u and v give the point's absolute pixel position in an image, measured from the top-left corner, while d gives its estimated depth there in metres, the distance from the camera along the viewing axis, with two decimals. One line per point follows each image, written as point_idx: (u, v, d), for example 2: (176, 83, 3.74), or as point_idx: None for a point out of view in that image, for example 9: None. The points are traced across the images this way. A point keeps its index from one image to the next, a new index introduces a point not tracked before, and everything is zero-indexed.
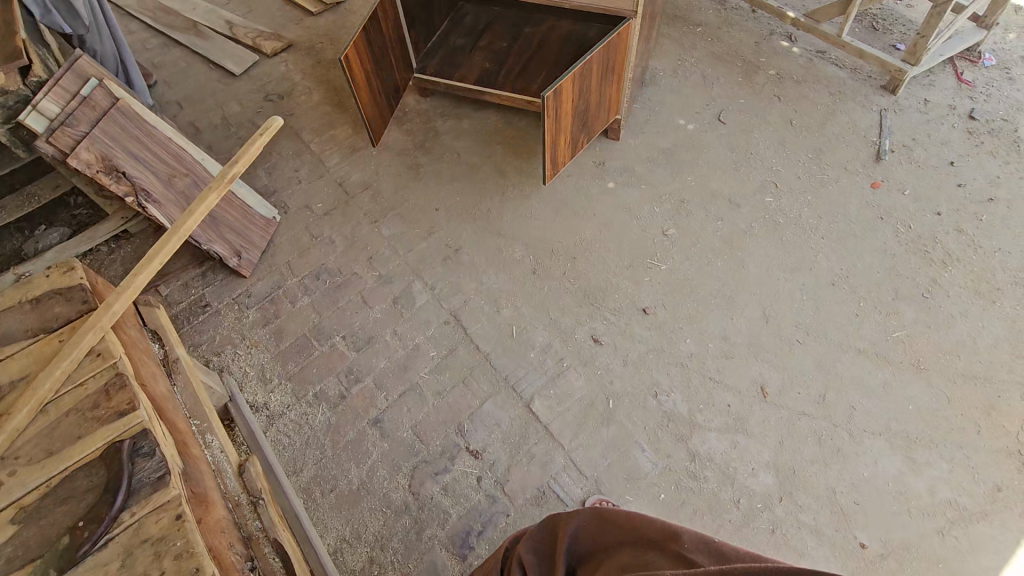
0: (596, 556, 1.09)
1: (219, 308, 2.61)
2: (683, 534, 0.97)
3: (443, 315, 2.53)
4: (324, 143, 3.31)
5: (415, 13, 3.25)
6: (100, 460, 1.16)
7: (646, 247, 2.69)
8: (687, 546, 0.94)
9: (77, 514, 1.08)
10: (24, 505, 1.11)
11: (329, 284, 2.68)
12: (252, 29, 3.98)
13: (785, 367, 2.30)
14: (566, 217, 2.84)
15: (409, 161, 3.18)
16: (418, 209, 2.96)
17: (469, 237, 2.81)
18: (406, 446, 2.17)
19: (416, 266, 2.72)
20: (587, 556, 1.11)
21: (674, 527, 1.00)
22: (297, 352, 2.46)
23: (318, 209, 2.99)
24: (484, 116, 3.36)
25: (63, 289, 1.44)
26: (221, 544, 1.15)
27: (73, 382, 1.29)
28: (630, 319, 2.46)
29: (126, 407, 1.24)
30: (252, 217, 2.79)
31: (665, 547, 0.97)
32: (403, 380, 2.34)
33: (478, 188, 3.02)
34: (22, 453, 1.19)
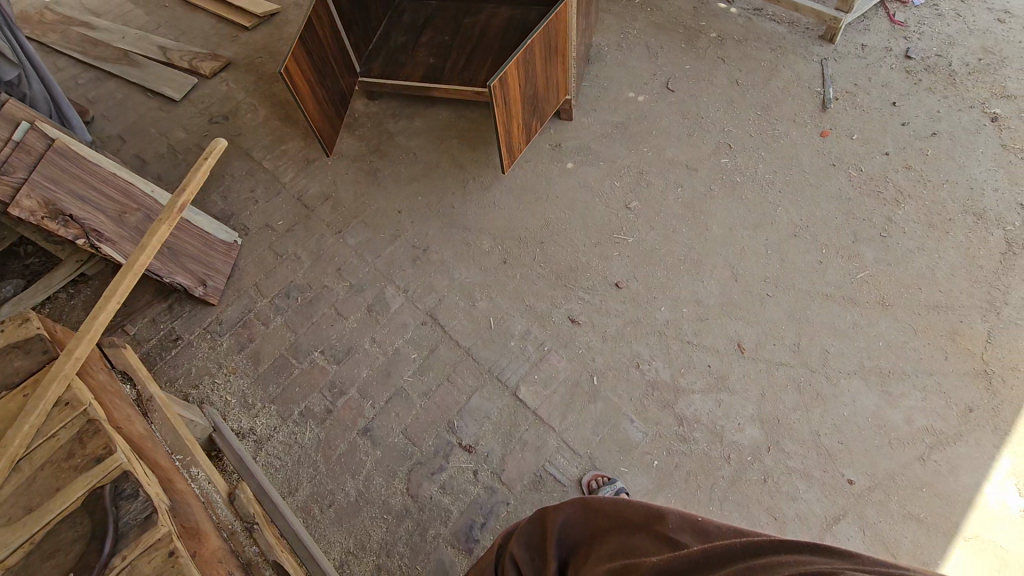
0: (584, 544, 1.13)
1: (190, 339, 2.56)
2: (667, 515, 1.04)
3: (420, 316, 2.52)
4: (277, 159, 3.25)
5: (351, 16, 3.20)
6: (83, 509, 1.13)
7: (611, 222, 2.72)
8: (673, 526, 1.02)
9: (65, 566, 1.06)
10: (9, 566, 1.08)
11: (301, 300, 2.65)
12: (187, 52, 3.87)
13: (758, 321, 2.35)
14: (529, 203, 2.84)
15: (366, 167, 3.15)
16: (380, 214, 2.93)
17: (435, 235, 2.80)
18: (399, 451, 2.17)
19: (386, 271, 2.70)
20: (576, 545, 1.14)
21: (657, 510, 1.07)
22: (277, 373, 2.43)
23: (280, 226, 2.94)
24: (435, 112, 3.33)
25: (20, 342, 1.40)
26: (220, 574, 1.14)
27: (44, 435, 1.26)
28: (605, 295, 2.49)
29: (103, 451, 1.22)
30: (212, 243, 2.73)
31: (650, 528, 1.03)
32: (387, 386, 2.34)
33: (439, 185, 3.01)
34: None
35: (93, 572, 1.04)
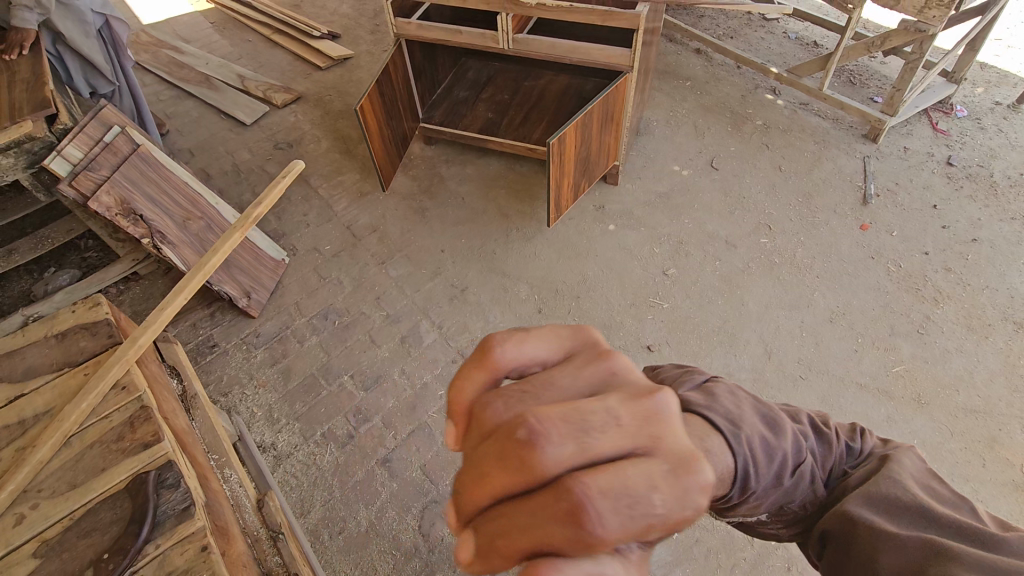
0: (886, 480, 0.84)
1: (226, 348, 2.63)
2: None
3: (451, 354, 2.56)
4: (332, 188, 3.42)
5: (421, 67, 3.43)
6: (125, 492, 1.16)
7: (648, 286, 2.77)
8: None
9: (100, 547, 1.08)
10: (46, 539, 1.10)
11: (337, 324, 2.71)
12: (263, 82, 4.16)
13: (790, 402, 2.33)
14: (570, 258, 2.92)
15: (415, 205, 3.28)
16: (424, 251, 3.03)
17: (474, 277, 2.88)
18: (416, 486, 2.15)
19: (423, 306, 2.77)
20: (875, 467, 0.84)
21: None
22: (305, 392, 2.47)
23: (327, 251, 3.06)
24: (487, 162, 3.49)
25: (89, 324, 1.47)
26: None
27: (98, 414, 1.30)
28: (636, 356, 2.50)
29: (151, 438, 1.25)
30: (263, 259, 2.85)
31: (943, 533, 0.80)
32: (412, 418, 2.34)
33: (483, 230, 3.11)
34: (45, 486, 1.18)
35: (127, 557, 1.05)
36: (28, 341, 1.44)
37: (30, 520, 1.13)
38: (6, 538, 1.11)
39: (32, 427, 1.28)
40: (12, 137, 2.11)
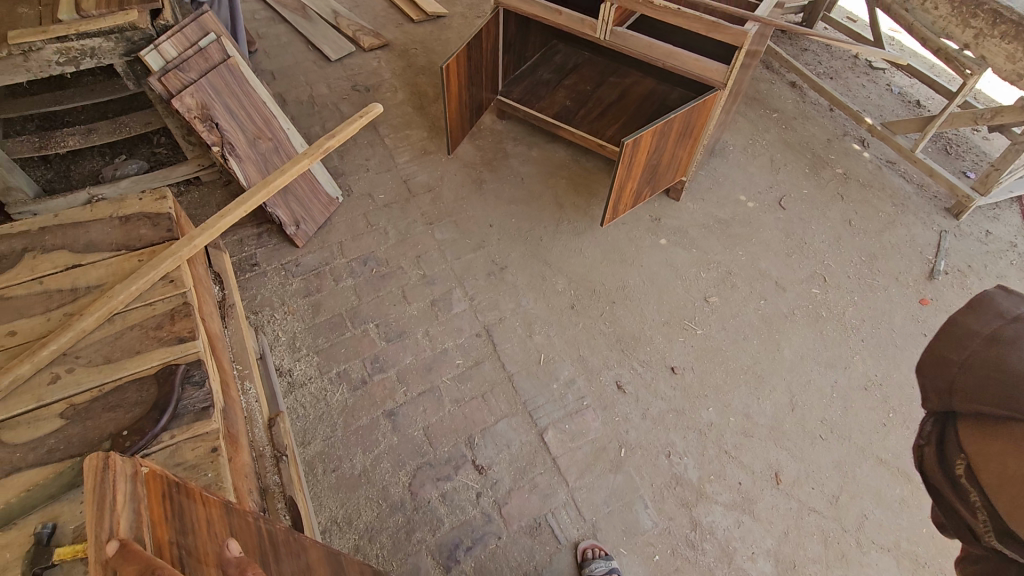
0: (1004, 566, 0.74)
1: (266, 270, 2.71)
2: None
3: (476, 327, 2.57)
4: (398, 140, 3.44)
5: (512, 40, 3.41)
6: (153, 379, 1.20)
7: (686, 308, 2.71)
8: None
9: (122, 423, 1.13)
10: (75, 403, 1.16)
11: (374, 272, 2.76)
12: (355, 23, 4.20)
13: (803, 458, 2.26)
14: (614, 262, 2.88)
15: (474, 175, 3.29)
16: (473, 221, 3.04)
17: (516, 259, 2.87)
18: (414, 444, 2.18)
19: (460, 275, 2.78)
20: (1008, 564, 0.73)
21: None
22: (330, 329, 2.52)
23: (380, 200, 3.10)
24: (553, 149, 3.46)
25: (152, 214, 1.53)
26: (244, 487, 1.18)
27: (143, 299, 1.35)
28: (658, 374, 2.46)
29: (187, 334, 1.29)
30: (318, 193, 2.91)
31: None
32: (425, 379, 2.37)
33: (534, 214, 3.10)
34: (82, 354, 1.24)
35: (144, 439, 1.10)
36: (94, 216, 1.50)
37: (64, 382, 1.19)
38: (39, 392, 1.17)
39: (82, 297, 1.34)
40: (116, 22, 2.19)
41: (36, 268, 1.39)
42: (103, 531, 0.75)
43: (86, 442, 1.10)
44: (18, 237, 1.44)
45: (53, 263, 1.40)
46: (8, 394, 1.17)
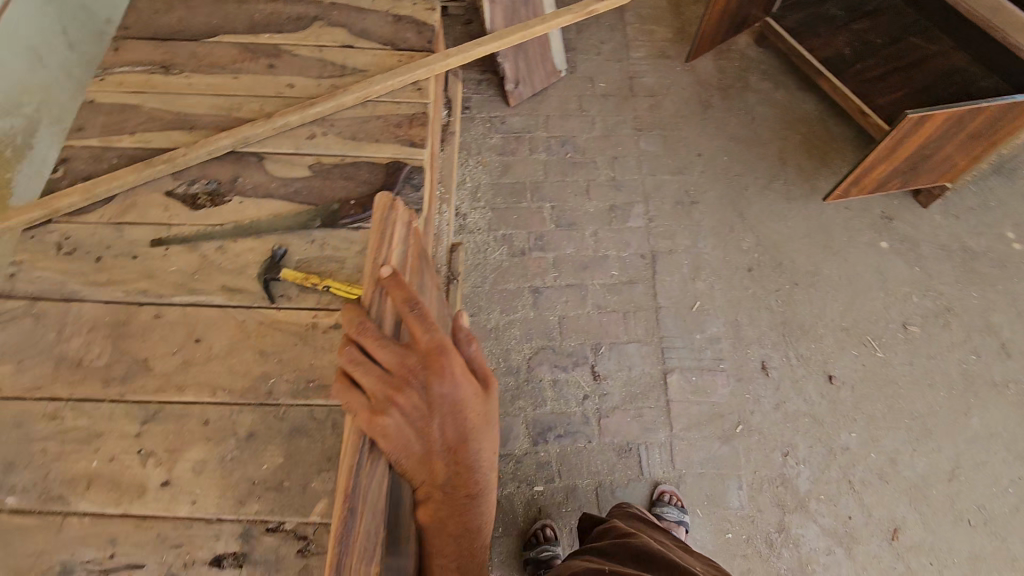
0: None
1: (475, 117, 2.82)
2: None
3: (644, 248, 2.49)
4: (641, 32, 3.21)
5: None
6: (383, 167, 1.33)
7: (876, 324, 2.37)
8: None
9: (351, 193, 1.28)
10: (321, 163, 1.33)
11: (568, 157, 2.74)
12: None
13: (934, 530, 2.00)
14: (816, 242, 2.56)
15: (704, 96, 3.01)
16: (683, 144, 2.83)
17: (711, 198, 2.67)
18: (546, 327, 2.27)
19: (649, 192, 2.66)
20: None
21: None
22: (510, 193, 2.60)
23: (600, 88, 2.99)
24: (804, 97, 3.02)
25: (420, 22, 1.61)
26: None
27: (393, 96, 1.46)
28: (811, 374, 2.23)
29: (419, 141, 1.38)
30: (547, 60, 2.87)
31: None
32: (576, 275, 2.40)
33: (751, 161, 2.80)
34: (336, 125, 1.39)
35: (365, 214, 1.24)
36: (373, 7, 1.61)
37: (318, 142, 1.36)
38: (299, 143, 1.35)
39: (348, 76, 1.48)
40: None
41: (320, 38, 1.54)
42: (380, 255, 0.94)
43: (322, 197, 1.27)
44: (313, 4, 1.59)
45: (334, 38, 1.55)
46: (277, 134, 1.36)
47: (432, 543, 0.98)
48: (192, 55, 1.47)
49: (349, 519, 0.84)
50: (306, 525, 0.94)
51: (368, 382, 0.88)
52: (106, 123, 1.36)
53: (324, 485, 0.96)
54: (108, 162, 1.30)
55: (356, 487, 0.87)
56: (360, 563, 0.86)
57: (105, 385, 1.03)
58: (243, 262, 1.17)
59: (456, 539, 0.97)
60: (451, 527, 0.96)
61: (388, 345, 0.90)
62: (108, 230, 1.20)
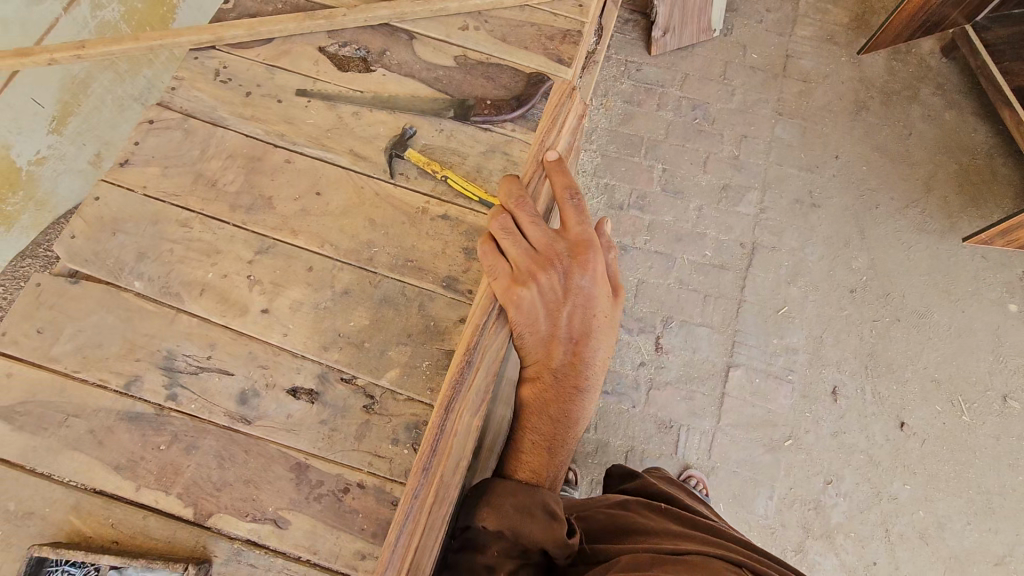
0: None
1: (612, 57, 2.70)
2: None
3: (746, 237, 2.36)
4: (815, 9, 2.91)
5: None
6: (525, 77, 1.30)
7: (973, 387, 2.17)
8: None
9: (487, 94, 1.27)
10: (466, 57, 1.32)
11: (695, 122, 2.59)
12: None
13: None
14: (936, 284, 2.34)
15: (863, 96, 2.73)
16: (822, 140, 2.61)
17: (834, 205, 2.47)
18: (623, 286, 2.23)
19: (769, 181, 2.49)
20: None
21: None
22: (625, 144, 2.51)
23: (751, 58, 2.76)
24: (977, 125, 2.68)
25: None
26: None
27: (552, 6, 1.40)
28: (881, 414, 2.11)
29: (566, 59, 1.34)
30: (704, 15, 2.66)
31: None
32: (668, 244, 2.32)
33: (891, 178, 2.55)
34: (490, 22, 1.36)
35: (497, 117, 1.23)
36: None
37: (468, 35, 1.34)
38: (450, 31, 1.34)
39: None
40: None
41: None
42: (547, 141, 1.02)
43: (459, 90, 1.27)
44: None
45: None
46: (432, 17, 1.35)
47: (525, 426, 1.04)
48: None
49: (469, 367, 0.90)
50: (375, 386, 1.00)
51: (515, 252, 0.95)
52: None
53: (399, 357, 1.02)
54: (273, 5, 1.34)
55: (482, 343, 0.93)
56: (468, 414, 0.91)
57: (232, 209, 1.11)
58: (373, 132, 1.20)
59: (551, 425, 1.02)
60: (551, 412, 1.01)
61: (540, 225, 0.97)
62: (261, 70, 1.25)
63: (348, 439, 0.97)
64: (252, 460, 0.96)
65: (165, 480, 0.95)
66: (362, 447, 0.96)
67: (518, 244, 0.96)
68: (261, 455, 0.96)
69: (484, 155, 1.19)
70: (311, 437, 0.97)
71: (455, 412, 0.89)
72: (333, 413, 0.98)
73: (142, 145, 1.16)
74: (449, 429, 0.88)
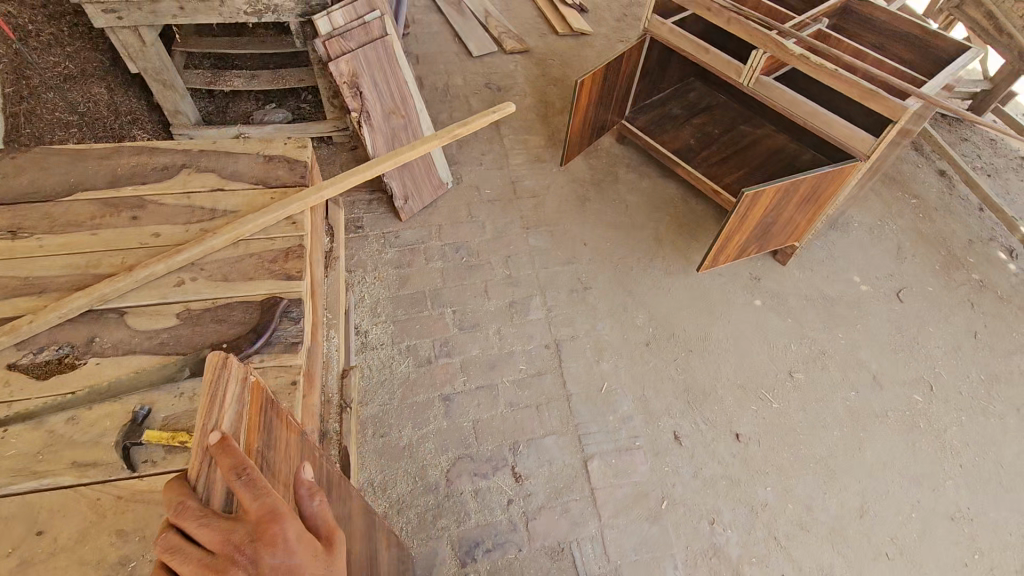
0: None
1: (368, 234, 2.89)
2: None
3: (547, 338, 2.57)
4: (516, 142, 3.53)
5: (649, 70, 3.40)
6: (258, 306, 1.31)
7: (766, 377, 2.54)
8: None
9: (222, 336, 1.24)
10: (189, 309, 1.29)
11: (463, 261, 2.84)
12: (503, 25, 4.37)
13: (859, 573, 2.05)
14: (701, 310, 2.77)
15: (580, 191, 3.30)
16: (568, 235, 3.05)
17: (601, 281, 2.85)
18: (461, 433, 2.22)
19: (544, 284, 2.79)
20: None
21: None
22: (410, 303, 2.63)
23: (485, 194, 3.19)
24: (666, 183, 3.40)
25: (291, 160, 1.68)
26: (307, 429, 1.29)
27: (266, 233, 1.47)
28: (718, 436, 2.32)
29: (294, 274, 1.39)
30: (432, 175, 3.04)
31: None
32: (485, 375, 2.41)
33: (629, 243, 3.06)
34: (206, 268, 1.37)
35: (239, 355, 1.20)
36: (244, 150, 1.67)
37: (186, 288, 1.32)
38: (164, 291, 1.31)
39: (217, 219, 1.48)
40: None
41: (188, 184, 1.56)
42: (207, 422, 0.85)
43: (190, 346, 1.22)
44: (180, 153, 1.62)
45: (203, 183, 1.57)
46: (141, 285, 1.31)
47: None
48: (44, 216, 1.43)
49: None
50: None
51: (185, 573, 0.75)
52: None
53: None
54: None
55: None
56: None
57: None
58: (98, 430, 1.07)
59: None
60: None
61: (210, 520, 0.79)
62: None
63: None
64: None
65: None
66: None
67: (189, 559, 0.77)
68: None
69: None
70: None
71: None
72: None
73: None
74: None
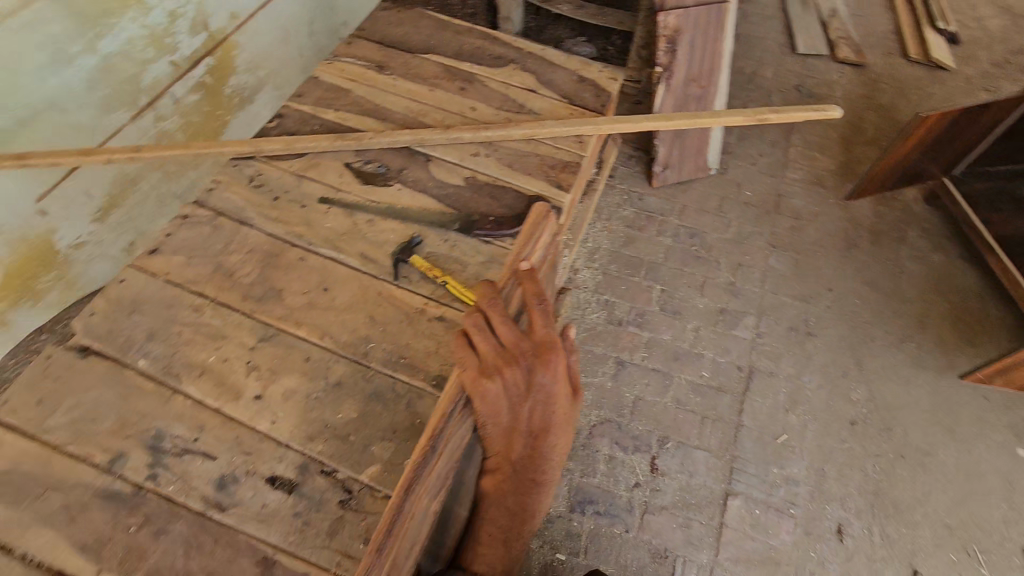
0: None
1: (616, 186, 2.93)
2: None
3: (743, 361, 2.39)
4: (803, 156, 3.19)
5: (1017, 131, 2.73)
6: (525, 199, 1.43)
7: (988, 536, 2.05)
8: None
9: (490, 210, 1.40)
10: (474, 178, 1.48)
11: (693, 248, 2.74)
12: (847, 30, 3.87)
13: None
14: (939, 421, 2.30)
15: (852, 234, 2.89)
16: (816, 272, 2.72)
17: (830, 335, 2.52)
18: (620, 401, 2.23)
19: (765, 308, 2.57)
20: None
21: None
22: (625, 265, 2.64)
23: (745, 195, 2.98)
24: (965, 268, 2.79)
25: (600, 87, 1.75)
26: None
27: (555, 141, 1.58)
28: (890, 559, 1.97)
29: (564, 186, 1.48)
30: (700, 156, 2.93)
31: None
32: (665, 363, 2.35)
33: (885, 311, 2.62)
34: (499, 151, 1.54)
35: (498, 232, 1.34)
36: (564, 65, 1.80)
37: (478, 161, 1.51)
38: (462, 156, 1.52)
39: (522, 115, 1.64)
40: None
41: (510, 77, 1.74)
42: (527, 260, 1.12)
43: (465, 207, 1.40)
44: (514, 49, 1.81)
45: (523, 81, 1.73)
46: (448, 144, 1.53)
47: (485, 514, 1.12)
48: (403, 64, 1.73)
49: (432, 453, 0.92)
50: (355, 481, 1.00)
51: (483, 347, 1.01)
52: (320, 98, 1.63)
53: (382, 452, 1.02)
54: (311, 128, 1.55)
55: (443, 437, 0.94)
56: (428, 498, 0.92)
57: (245, 297, 1.20)
58: (383, 238, 1.32)
59: (509, 515, 1.11)
60: (508, 502, 1.10)
61: (507, 323, 1.04)
62: (290, 179, 1.42)
63: (320, 534, 0.95)
64: (219, 550, 0.93)
65: (125, 565, 0.91)
66: (333, 545, 0.94)
67: (489, 340, 1.03)
68: (229, 546, 0.93)
69: (484, 265, 1.29)
70: (283, 529, 0.94)
71: (415, 495, 0.89)
72: (308, 506, 0.97)
73: (174, 236, 1.29)
74: (407, 510, 0.87)
